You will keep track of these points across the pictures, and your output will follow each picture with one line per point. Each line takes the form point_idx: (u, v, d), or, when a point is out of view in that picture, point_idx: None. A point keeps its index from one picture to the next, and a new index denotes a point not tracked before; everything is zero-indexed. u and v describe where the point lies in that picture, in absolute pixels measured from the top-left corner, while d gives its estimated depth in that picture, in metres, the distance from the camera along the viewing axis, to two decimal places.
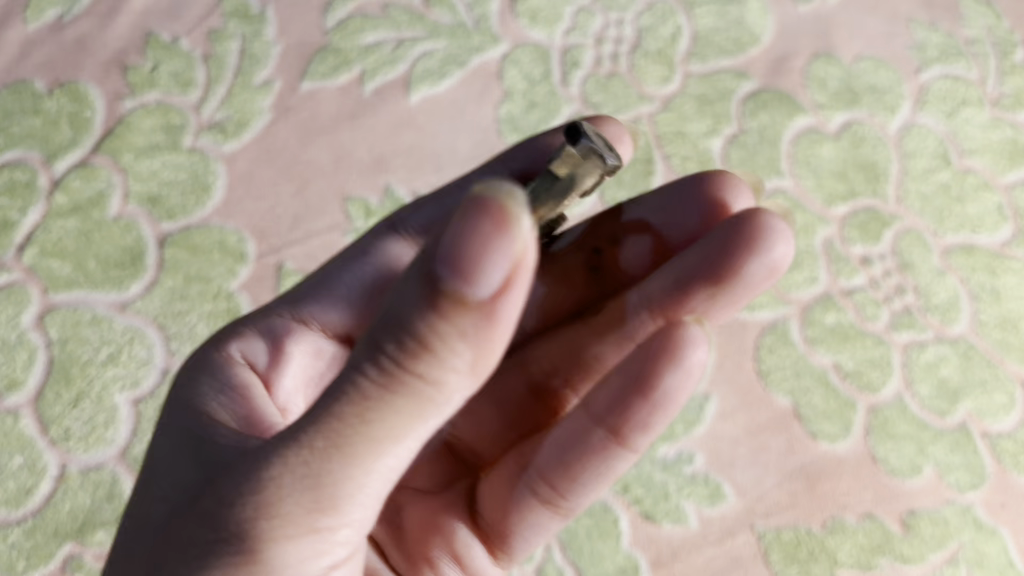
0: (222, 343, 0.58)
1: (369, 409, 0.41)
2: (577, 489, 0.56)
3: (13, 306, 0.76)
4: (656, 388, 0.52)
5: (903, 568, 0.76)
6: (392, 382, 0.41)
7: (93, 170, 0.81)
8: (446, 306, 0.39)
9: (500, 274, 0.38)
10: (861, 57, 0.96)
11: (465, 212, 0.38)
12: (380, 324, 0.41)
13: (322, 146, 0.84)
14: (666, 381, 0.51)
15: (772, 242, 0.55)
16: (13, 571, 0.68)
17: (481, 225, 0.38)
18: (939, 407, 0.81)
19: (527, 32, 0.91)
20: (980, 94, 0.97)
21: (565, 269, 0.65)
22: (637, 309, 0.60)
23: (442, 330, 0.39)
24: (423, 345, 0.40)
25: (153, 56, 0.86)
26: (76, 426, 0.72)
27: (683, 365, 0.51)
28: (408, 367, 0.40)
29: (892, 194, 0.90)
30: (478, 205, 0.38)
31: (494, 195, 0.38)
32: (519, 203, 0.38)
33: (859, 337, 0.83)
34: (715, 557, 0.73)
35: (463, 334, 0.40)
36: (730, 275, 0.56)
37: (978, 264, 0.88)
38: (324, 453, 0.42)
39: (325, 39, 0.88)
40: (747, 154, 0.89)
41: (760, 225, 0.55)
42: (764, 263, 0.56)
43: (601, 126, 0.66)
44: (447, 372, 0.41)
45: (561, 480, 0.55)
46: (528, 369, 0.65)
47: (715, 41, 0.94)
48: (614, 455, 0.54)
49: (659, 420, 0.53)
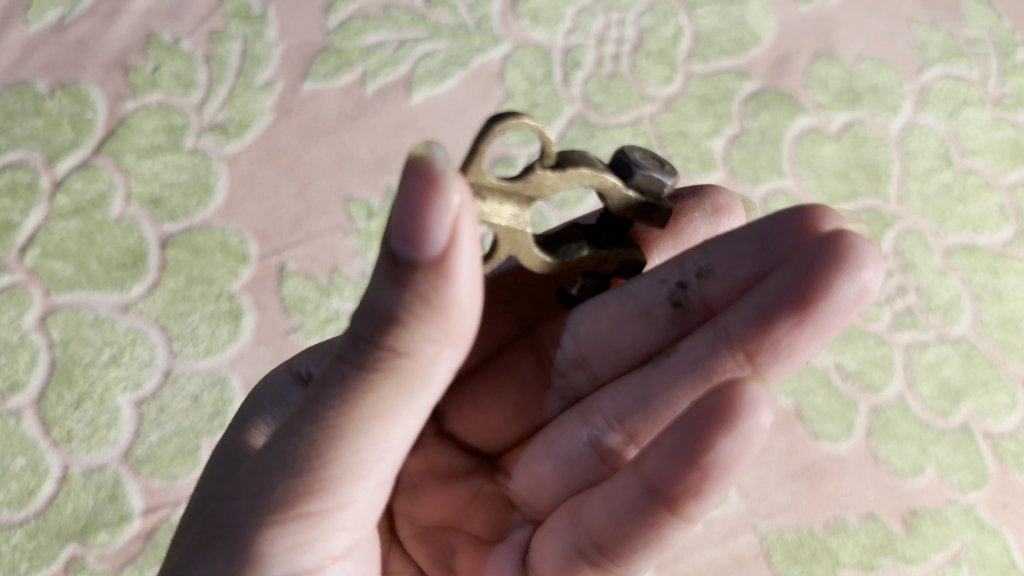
0: (295, 363, 0.61)
1: (351, 388, 0.42)
2: (628, 547, 0.49)
3: (15, 307, 0.76)
4: (710, 448, 0.44)
5: (906, 569, 0.75)
6: (370, 360, 0.42)
7: (94, 172, 0.81)
8: (407, 277, 0.40)
9: (442, 231, 0.39)
10: (862, 58, 0.96)
11: (400, 180, 0.39)
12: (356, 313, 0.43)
13: (324, 147, 0.84)
14: (720, 448, 0.44)
15: (861, 263, 0.50)
16: (15, 572, 0.68)
17: (413, 187, 0.39)
18: (941, 408, 0.81)
19: (528, 33, 0.91)
20: (982, 94, 0.97)
21: (643, 302, 0.57)
22: (716, 346, 0.54)
23: (407, 299, 0.41)
24: (393, 318, 0.41)
25: (154, 57, 0.86)
26: (78, 427, 0.73)
27: (744, 422, 0.43)
28: (380, 341, 0.41)
29: (894, 194, 0.90)
30: (407, 169, 0.39)
31: (421, 158, 0.39)
32: (449, 165, 0.40)
33: (861, 338, 0.83)
34: (719, 558, 0.73)
35: (426, 299, 0.41)
36: (816, 303, 0.51)
37: (979, 265, 0.88)
38: (310, 437, 0.42)
39: (327, 40, 0.88)
40: (749, 154, 0.89)
41: (850, 248, 0.50)
42: (854, 286, 0.51)
43: (714, 194, 0.67)
44: (421, 342, 0.41)
45: (608, 531, 0.49)
46: (590, 420, 0.57)
47: (716, 42, 0.94)
48: (671, 519, 0.47)
49: (715, 487, 0.45)
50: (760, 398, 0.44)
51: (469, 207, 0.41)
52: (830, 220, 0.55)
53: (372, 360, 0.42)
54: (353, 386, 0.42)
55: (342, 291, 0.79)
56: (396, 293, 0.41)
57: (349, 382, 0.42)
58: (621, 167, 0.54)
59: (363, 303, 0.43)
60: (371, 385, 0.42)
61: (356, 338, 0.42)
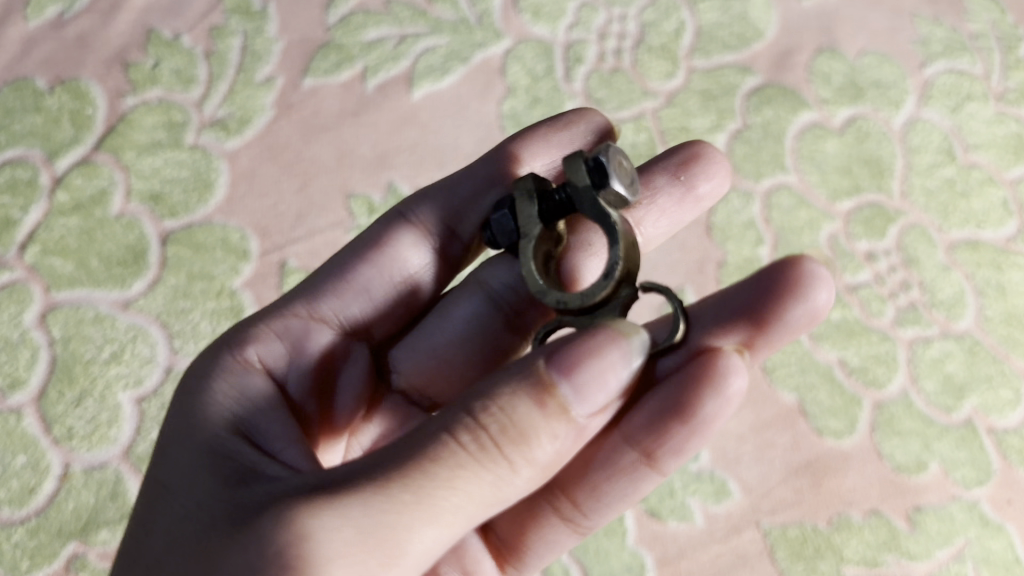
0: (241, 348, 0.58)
1: (459, 477, 0.42)
2: (600, 507, 0.56)
3: (16, 305, 0.76)
4: (695, 409, 0.49)
5: (910, 565, 0.75)
6: (485, 457, 0.42)
7: (94, 168, 0.81)
8: (551, 402, 0.43)
9: (604, 397, 0.44)
10: (865, 53, 0.95)
11: (596, 337, 0.44)
12: (467, 396, 0.44)
13: (325, 143, 0.84)
14: (705, 409, 0.49)
15: (813, 288, 0.51)
16: (17, 570, 0.68)
17: (613, 354, 0.44)
18: (945, 403, 0.81)
19: (530, 28, 0.91)
20: (985, 89, 0.96)
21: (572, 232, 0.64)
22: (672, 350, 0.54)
23: (541, 423, 0.42)
24: (524, 432, 0.42)
25: (154, 53, 0.86)
26: (79, 425, 0.72)
27: (725, 389, 0.48)
28: (505, 449, 0.42)
29: (897, 189, 0.89)
30: (612, 336, 0.44)
31: (624, 332, 0.45)
32: (638, 345, 0.46)
33: (864, 333, 0.83)
34: (721, 555, 0.74)
35: (556, 438, 0.43)
36: (773, 321, 0.51)
37: (983, 260, 0.88)
38: (393, 503, 0.41)
39: (327, 35, 0.88)
40: (752, 149, 0.88)
41: (802, 271, 0.51)
42: (805, 309, 0.51)
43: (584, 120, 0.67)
44: (530, 464, 0.43)
45: (586, 497, 0.55)
46: None
47: (719, 36, 0.94)
48: (647, 471, 0.53)
49: (692, 445, 0.52)
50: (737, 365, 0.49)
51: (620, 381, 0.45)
52: (713, 154, 0.67)
53: (485, 455, 0.42)
54: (459, 473, 0.42)
55: None
56: (536, 414, 0.42)
57: (459, 469, 0.42)
58: (612, 197, 0.54)
59: (478, 391, 0.43)
60: (476, 482, 0.42)
61: (469, 418, 0.42)
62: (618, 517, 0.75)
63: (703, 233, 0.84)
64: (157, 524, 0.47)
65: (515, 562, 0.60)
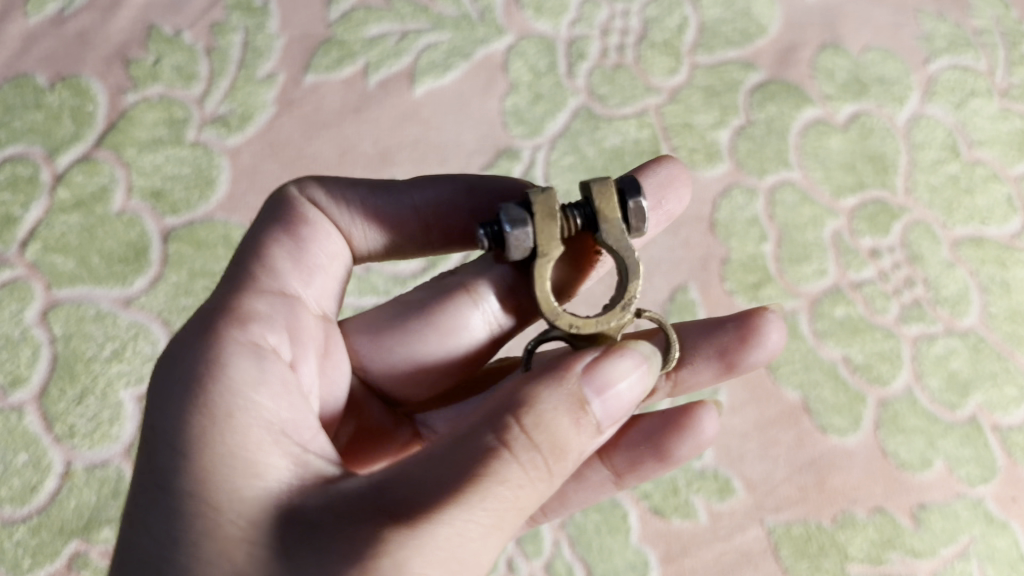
0: (244, 326, 0.49)
1: (520, 494, 0.42)
2: (560, 510, 0.65)
3: (17, 302, 0.76)
4: (672, 451, 0.60)
5: (914, 563, 0.75)
6: (541, 474, 0.42)
7: (95, 165, 0.80)
8: (584, 417, 0.44)
9: (627, 409, 0.46)
10: (868, 48, 0.95)
11: (617, 354, 0.46)
12: (500, 408, 0.43)
13: (327, 140, 0.83)
14: (678, 452, 0.60)
15: (769, 334, 0.62)
16: (19, 568, 0.69)
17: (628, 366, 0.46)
18: (949, 400, 0.81)
19: (532, 24, 0.90)
20: (989, 84, 0.95)
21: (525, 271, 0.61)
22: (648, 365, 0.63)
23: (577, 437, 0.44)
24: (567, 448, 0.43)
25: (155, 50, 0.85)
26: (80, 423, 0.72)
27: (699, 433, 0.59)
28: (555, 463, 0.43)
29: (901, 185, 0.89)
30: (630, 353, 0.47)
31: (639, 353, 0.48)
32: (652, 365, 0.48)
33: (869, 330, 0.82)
34: (725, 553, 0.74)
35: (587, 448, 0.45)
36: (739, 365, 0.62)
37: (987, 257, 0.87)
38: (468, 525, 0.41)
39: (328, 31, 0.87)
40: (756, 145, 0.88)
41: (764, 320, 0.62)
42: (764, 350, 0.62)
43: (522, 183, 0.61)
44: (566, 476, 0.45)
45: (552, 502, 0.64)
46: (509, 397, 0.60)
47: (722, 32, 0.93)
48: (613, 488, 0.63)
49: (659, 473, 0.62)
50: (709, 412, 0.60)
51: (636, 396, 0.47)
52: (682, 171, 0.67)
53: (536, 473, 0.42)
54: (520, 490, 0.42)
55: (350, 289, 0.80)
56: (572, 430, 0.44)
57: (515, 488, 0.42)
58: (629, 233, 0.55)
59: (517, 401, 0.43)
60: (530, 497, 0.43)
61: (520, 434, 0.42)
62: (621, 515, 0.74)
63: (707, 230, 0.84)
64: (211, 556, 0.42)
65: None
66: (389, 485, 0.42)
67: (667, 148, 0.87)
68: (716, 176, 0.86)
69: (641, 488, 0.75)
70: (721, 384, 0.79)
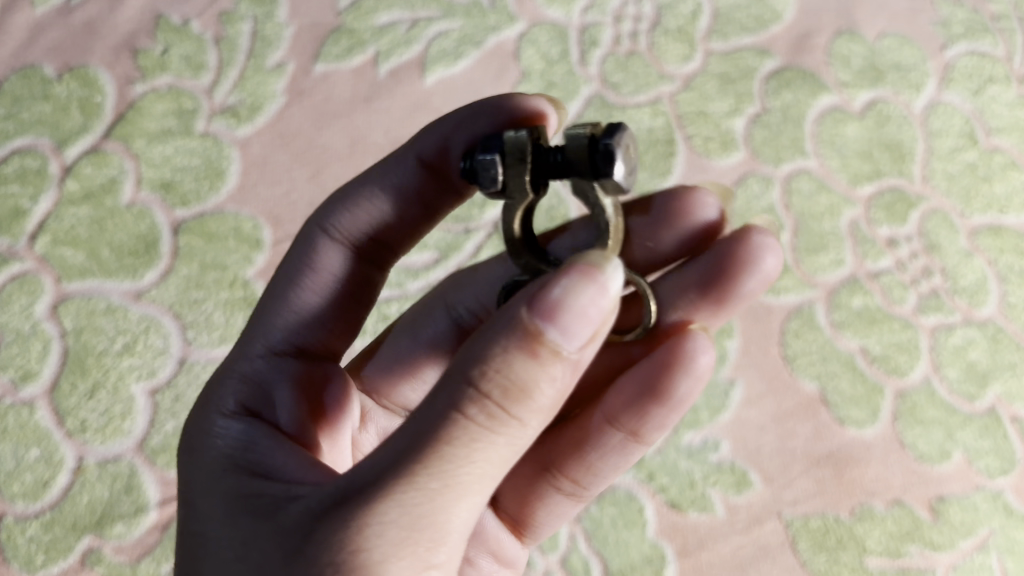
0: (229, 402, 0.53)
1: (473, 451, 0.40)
2: (596, 479, 0.62)
3: (27, 295, 0.75)
4: (669, 391, 0.57)
5: (934, 556, 0.75)
6: (491, 423, 0.40)
7: (104, 157, 0.80)
8: (541, 350, 0.40)
9: (586, 308, 0.40)
10: (884, 35, 0.93)
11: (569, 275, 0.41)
12: (454, 368, 0.41)
13: (338, 130, 0.82)
14: (679, 389, 0.57)
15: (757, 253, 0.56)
16: (31, 564, 0.69)
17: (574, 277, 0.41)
18: (968, 392, 0.80)
19: (544, 11, 0.89)
20: (1006, 70, 0.93)
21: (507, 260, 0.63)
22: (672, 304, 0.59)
23: (534, 373, 0.40)
24: (510, 389, 0.40)
25: (164, 39, 0.84)
26: (92, 417, 0.73)
27: (689, 364, 0.56)
28: (504, 408, 0.40)
29: (917, 173, 0.87)
30: (582, 272, 0.41)
31: (579, 262, 0.42)
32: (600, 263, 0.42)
33: (887, 320, 0.81)
34: (744, 546, 0.73)
35: (553, 379, 0.41)
36: (731, 297, 0.57)
37: (1006, 246, 0.86)
38: (425, 501, 0.40)
39: (338, 19, 0.86)
40: (771, 134, 0.87)
41: (750, 244, 0.56)
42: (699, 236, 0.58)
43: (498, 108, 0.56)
44: (530, 414, 0.41)
45: (583, 475, 0.62)
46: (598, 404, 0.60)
47: (736, 18, 0.92)
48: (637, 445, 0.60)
49: (673, 417, 0.59)
50: (764, 245, 0.56)
51: (587, 303, 0.40)
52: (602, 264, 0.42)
53: (492, 424, 0.40)
54: (472, 441, 0.40)
55: None
56: (530, 366, 0.40)
57: (476, 445, 0.40)
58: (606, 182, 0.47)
59: (470, 353, 0.41)
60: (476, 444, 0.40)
61: (467, 391, 0.40)
62: (637, 509, 0.74)
63: None
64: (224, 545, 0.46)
65: (529, 532, 0.66)
66: (358, 477, 0.41)
67: (682, 137, 0.86)
68: (730, 165, 0.85)
69: (657, 481, 0.75)
70: (738, 376, 0.78)
